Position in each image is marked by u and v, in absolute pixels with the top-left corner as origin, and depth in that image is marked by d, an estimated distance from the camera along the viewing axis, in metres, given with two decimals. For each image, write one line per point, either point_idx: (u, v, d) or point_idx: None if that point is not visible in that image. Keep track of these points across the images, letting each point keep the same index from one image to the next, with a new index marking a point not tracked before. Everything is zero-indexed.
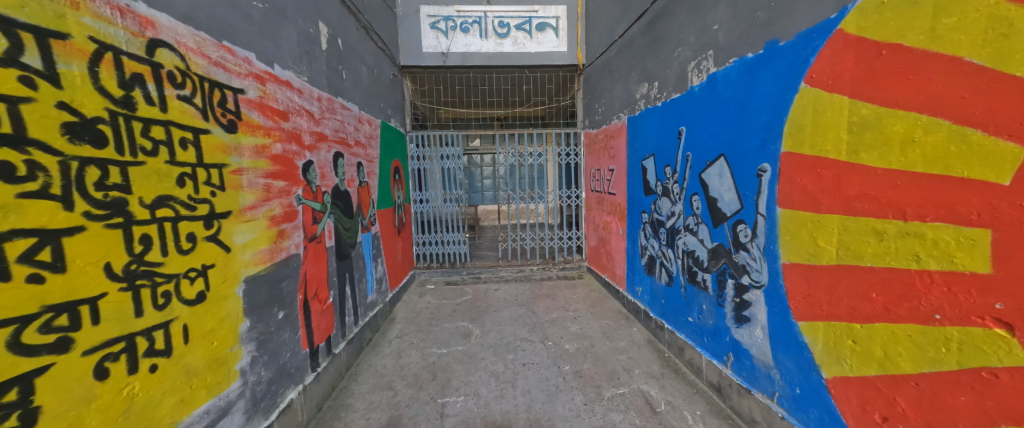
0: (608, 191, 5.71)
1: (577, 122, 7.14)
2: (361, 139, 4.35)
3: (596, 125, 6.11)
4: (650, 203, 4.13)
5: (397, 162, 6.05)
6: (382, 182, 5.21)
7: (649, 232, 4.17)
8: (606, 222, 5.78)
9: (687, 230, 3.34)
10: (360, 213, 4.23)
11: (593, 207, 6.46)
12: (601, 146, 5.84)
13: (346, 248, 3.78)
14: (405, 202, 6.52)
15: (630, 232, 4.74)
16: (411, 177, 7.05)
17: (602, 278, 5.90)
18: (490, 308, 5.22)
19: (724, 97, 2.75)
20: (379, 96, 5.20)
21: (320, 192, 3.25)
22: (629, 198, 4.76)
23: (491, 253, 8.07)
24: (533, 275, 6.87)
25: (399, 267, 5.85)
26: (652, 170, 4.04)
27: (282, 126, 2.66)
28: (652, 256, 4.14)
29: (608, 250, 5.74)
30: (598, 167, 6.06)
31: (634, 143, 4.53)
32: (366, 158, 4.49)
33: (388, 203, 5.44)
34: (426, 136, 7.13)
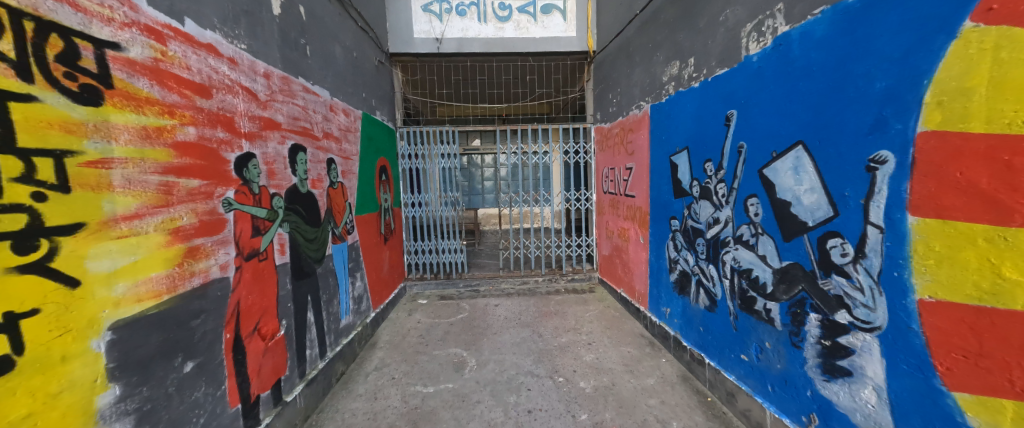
0: (624, 193, 4.96)
1: (587, 117, 6.40)
2: (333, 131, 3.64)
3: (610, 119, 5.38)
4: (682, 207, 3.38)
5: (383, 161, 5.33)
6: (364, 184, 4.49)
7: (680, 242, 3.43)
8: (622, 229, 5.05)
9: (740, 243, 2.59)
10: (330, 221, 3.51)
11: (606, 211, 5.70)
12: (617, 142, 5.10)
13: (308, 265, 3.05)
14: (394, 206, 5.79)
15: (655, 241, 3.99)
16: (401, 178, 6.33)
17: (618, 293, 5.14)
18: (489, 329, 4.47)
19: (802, 63, 2.05)
20: (360, 84, 4.49)
21: (267, 195, 2.52)
22: (653, 201, 4.01)
23: (492, 262, 7.31)
24: (538, 288, 6.11)
25: (385, 281, 5.12)
26: (685, 168, 3.31)
27: (196, 103, 1.94)
28: (685, 273, 3.40)
29: (625, 260, 4.99)
30: (612, 166, 5.31)
31: (659, 136, 3.80)
32: (339, 155, 3.76)
33: (371, 208, 4.71)
34: (419, 132, 6.41)
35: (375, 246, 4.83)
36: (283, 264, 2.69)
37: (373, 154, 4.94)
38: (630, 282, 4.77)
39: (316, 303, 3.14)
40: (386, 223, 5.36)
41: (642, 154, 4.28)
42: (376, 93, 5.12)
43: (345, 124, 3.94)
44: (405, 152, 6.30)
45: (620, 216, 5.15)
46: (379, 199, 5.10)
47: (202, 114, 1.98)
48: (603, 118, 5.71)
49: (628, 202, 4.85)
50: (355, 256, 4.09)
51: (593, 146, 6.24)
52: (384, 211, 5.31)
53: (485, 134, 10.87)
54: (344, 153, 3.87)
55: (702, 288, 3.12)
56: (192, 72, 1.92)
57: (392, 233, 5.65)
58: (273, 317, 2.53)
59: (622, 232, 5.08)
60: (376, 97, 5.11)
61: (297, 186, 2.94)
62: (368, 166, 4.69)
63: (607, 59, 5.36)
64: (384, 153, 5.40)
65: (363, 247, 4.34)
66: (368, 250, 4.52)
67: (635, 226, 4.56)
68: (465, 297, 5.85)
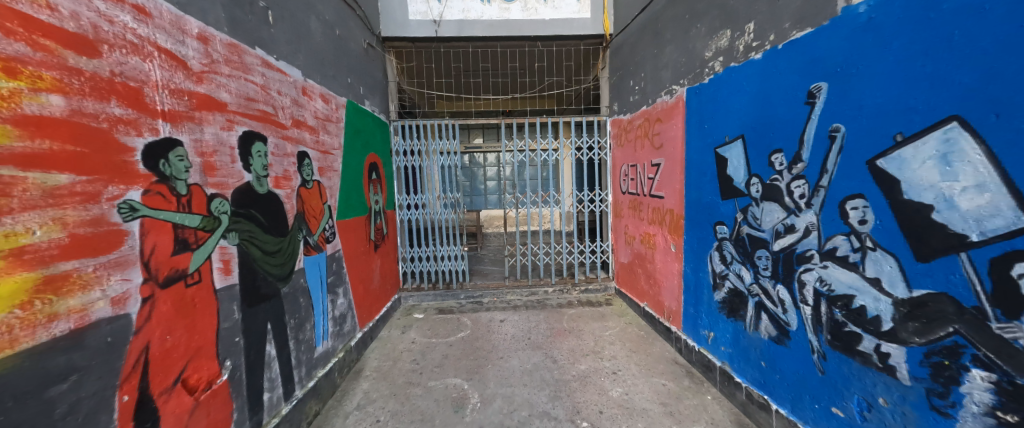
0: (648, 193, 4.31)
1: (602, 109, 5.76)
2: (307, 118, 3.02)
3: (631, 109, 4.73)
4: (734, 211, 2.74)
5: (373, 157, 4.70)
6: (349, 183, 3.86)
7: (732, 254, 2.80)
8: (646, 234, 4.41)
9: (831, 259, 1.95)
10: (301, 228, 2.86)
11: (625, 214, 5.06)
12: (640, 136, 4.45)
13: (269, 285, 2.41)
14: (386, 209, 5.16)
15: (693, 250, 3.35)
16: (396, 177, 5.70)
17: (641, 308, 4.50)
18: (494, 353, 3.84)
19: (955, 10, 1.49)
20: (345, 67, 3.86)
21: (203, 198, 1.89)
22: (690, 203, 3.37)
23: (496, 269, 6.68)
24: (547, 300, 5.47)
25: (375, 294, 4.48)
26: (736, 162, 2.69)
27: (68, 62, 1.36)
28: (736, 292, 2.76)
29: (649, 271, 4.35)
30: (634, 163, 4.67)
31: (696, 126, 3.20)
32: (314, 149, 3.13)
33: (358, 211, 4.08)
34: (415, 126, 5.78)
35: (364, 253, 4.18)
36: (229, 287, 2.06)
37: (361, 148, 4.30)
38: (657, 296, 4.12)
39: (280, 331, 2.51)
40: (377, 228, 4.71)
41: (674, 148, 3.63)
42: (365, 80, 4.50)
43: (324, 112, 3.33)
44: (399, 148, 5.65)
45: (643, 220, 4.51)
46: (369, 201, 4.47)
47: (80, 78, 1.38)
48: (622, 109, 5.07)
49: (653, 204, 4.20)
50: (336, 269, 3.45)
51: (608, 141, 5.60)
52: (374, 214, 4.66)
53: (487, 131, 10.23)
54: (321, 146, 3.25)
55: (763, 312, 2.49)
56: (59, 15, 1.34)
57: (384, 239, 5.01)
58: (213, 359, 1.92)
59: (646, 238, 4.44)
60: (364, 84, 4.48)
61: (252, 185, 2.30)
62: (354, 163, 4.06)
63: (627, 42, 4.72)
64: (374, 149, 4.76)
65: (347, 258, 3.70)
66: (353, 259, 3.87)
67: (665, 231, 3.91)
68: (466, 310, 5.22)
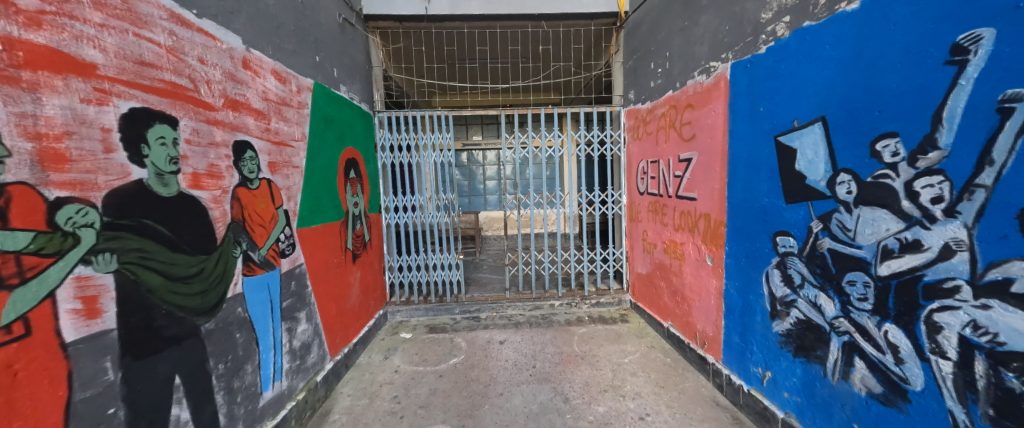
0: (674, 195, 3.64)
1: (615, 98, 5.09)
2: (251, 100, 2.36)
3: (652, 96, 4.06)
4: (808, 218, 2.07)
5: (352, 152, 4.03)
6: (317, 183, 3.19)
7: (801, 273, 2.13)
8: (671, 243, 3.75)
9: (998, 296, 1.35)
10: (239, 241, 2.19)
11: (644, 218, 4.40)
12: (664, 127, 3.78)
13: (181, 323, 1.76)
14: (369, 212, 4.48)
15: (739, 266, 2.68)
16: (382, 176, 5.04)
17: (666, 328, 3.84)
18: (491, 388, 3.18)
19: None
20: (311, 42, 3.20)
21: (39, 207, 1.28)
22: (735, 207, 2.70)
23: (496, 278, 6.02)
24: (553, 315, 4.82)
25: (353, 313, 3.82)
26: (809, 154, 2.03)
27: None
28: (809, 324, 2.10)
29: (675, 287, 3.68)
30: (656, 159, 4.00)
31: (744, 109, 2.54)
32: (262, 139, 2.46)
33: (330, 217, 3.41)
34: (403, 117, 5.12)
35: (337, 267, 3.51)
36: (100, 336, 1.44)
37: (334, 142, 3.63)
38: (687, 318, 3.45)
39: (199, 383, 1.86)
40: (356, 236, 4.05)
41: (713, 139, 2.95)
42: (340, 62, 3.83)
43: (280, 94, 2.69)
44: (385, 143, 4.98)
45: (666, 226, 3.84)
46: (345, 204, 3.80)
47: None
48: (640, 97, 4.39)
49: (680, 207, 3.53)
50: (295, 289, 2.77)
51: (623, 135, 4.93)
52: (353, 219, 3.99)
53: (486, 127, 9.55)
54: (274, 136, 2.58)
55: (858, 356, 1.82)
56: None
57: (367, 247, 4.35)
58: None
59: (670, 246, 3.77)
60: (340, 66, 3.82)
61: (149, 186, 1.64)
62: (325, 159, 3.38)
63: (647, 17, 4.04)
64: (354, 143, 4.10)
65: (312, 273, 3.02)
66: (322, 275, 3.20)
67: (697, 241, 3.24)
68: (461, 328, 4.55)
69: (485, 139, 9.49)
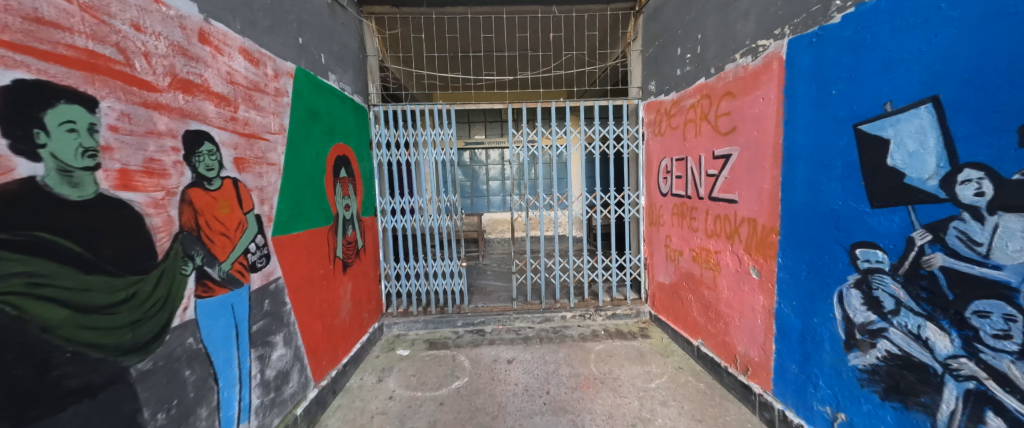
0: (705, 196, 3.21)
1: (632, 91, 4.65)
2: (211, 81, 1.94)
3: (678, 87, 3.63)
4: (908, 226, 1.64)
5: (343, 147, 3.61)
6: (298, 183, 2.76)
7: (895, 296, 1.72)
8: (701, 251, 3.31)
9: None
10: (193, 255, 1.77)
11: (667, 222, 3.96)
12: (694, 120, 3.35)
13: (91, 370, 1.34)
14: (362, 216, 4.06)
15: (799, 282, 2.24)
16: (377, 176, 4.61)
17: (696, 347, 3.40)
18: (498, 421, 2.75)
19: None
20: (293, 20, 2.78)
21: None
22: (793, 211, 2.27)
23: (501, 286, 5.59)
24: (565, 328, 4.39)
25: (344, 330, 3.40)
26: (912, 145, 1.63)
27: None
28: (906, 362, 1.69)
29: (706, 301, 3.25)
30: (683, 156, 3.56)
31: (808, 92, 2.11)
32: (226, 129, 2.04)
33: (315, 223, 2.98)
34: (400, 111, 4.69)
35: (324, 280, 3.09)
36: None
37: (321, 137, 3.19)
38: (723, 337, 3.02)
39: None
40: (347, 242, 3.62)
41: (760, 132, 2.51)
42: (329, 47, 3.41)
43: (251, 77, 2.27)
44: (381, 140, 4.55)
45: (696, 232, 3.41)
46: (334, 207, 3.37)
47: None
48: (663, 88, 3.96)
49: (714, 211, 3.09)
50: (271, 308, 2.35)
51: (641, 130, 4.49)
52: (343, 224, 3.57)
53: (489, 125, 9.14)
54: (242, 126, 2.16)
55: (992, 412, 1.45)
56: None
57: (360, 255, 3.93)
58: None
59: (700, 255, 3.34)
60: (328, 52, 3.40)
61: (47, 187, 1.25)
62: (309, 156, 2.95)
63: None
64: (344, 138, 3.67)
65: (292, 289, 2.60)
66: (305, 290, 2.77)
67: (737, 250, 2.81)
68: (464, 344, 4.12)
69: (489, 138, 9.07)
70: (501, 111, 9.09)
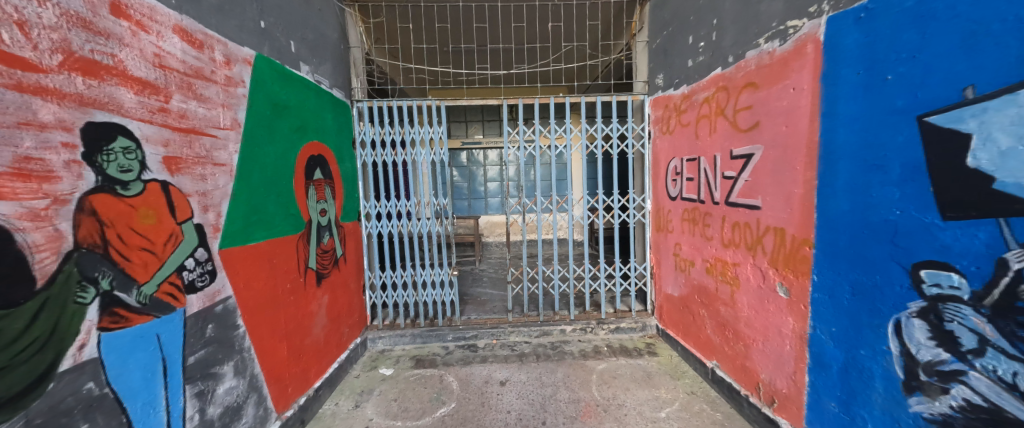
0: (720, 202, 2.86)
1: (637, 85, 4.29)
2: (129, 64, 1.60)
3: (689, 79, 3.27)
4: (1000, 244, 1.31)
5: (317, 145, 3.25)
6: (256, 187, 2.41)
7: (977, 331, 1.39)
8: (716, 262, 2.95)
9: None
10: (96, 278, 1.43)
11: (676, 229, 3.60)
12: (708, 116, 2.99)
13: None
14: (343, 222, 3.72)
15: (839, 305, 1.88)
16: (361, 177, 4.26)
17: (711, 370, 3.04)
18: None
19: None
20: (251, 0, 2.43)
21: None
22: (833, 220, 1.91)
23: (496, 295, 5.24)
24: (564, 343, 4.03)
25: (316, 349, 3.05)
26: (1005, 141, 1.30)
27: None
28: (994, 416, 1.36)
29: (722, 319, 2.89)
30: (695, 155, 3.20)
31: (854, 78, 1.76)
32: (151, 123, 1.70)
33: (280, 231, 2.63)
34: (386, 108, 4.34)
35: (291, 295, 2.74)
36: None
37: (290, 134, 2.84)
38: (743, 361, 2.66)
39: None
40: (323, 251, 3.27)
41: (789, 127, 2.15)
42: (300, 34, 3.06)
43: (190, 62, 1.92)
44: (365, 138, 4.21)
45: (709, 241, 3.05)
46: (306, 212, 3.02)
47: None
48: (672, 82, 3.60)
49: (732, 218, 2.73)
50: (215, 333, 2.01)
51: (647, 128, 4.13)
52: (318, 231, 3.21)
53: (487, 124, 8.80)
54: (174, 119, 1.82)
55: None
56: None
57: (340, 264, 3.58)
58: None
59: (714, 266, 2.99)
60: (300, 40, 3.05)
61: None
62: (273, 155, 2.60)
63: None
64: (320, 136, 3.33)
65: (246, 308, 2.25)
66: (265, 310, 2.42)
67: (760, 264, 2.46)
68: (453, 361, 3.76)
69: (486, 137, 8.74)
70: (499, 110, 8.75)
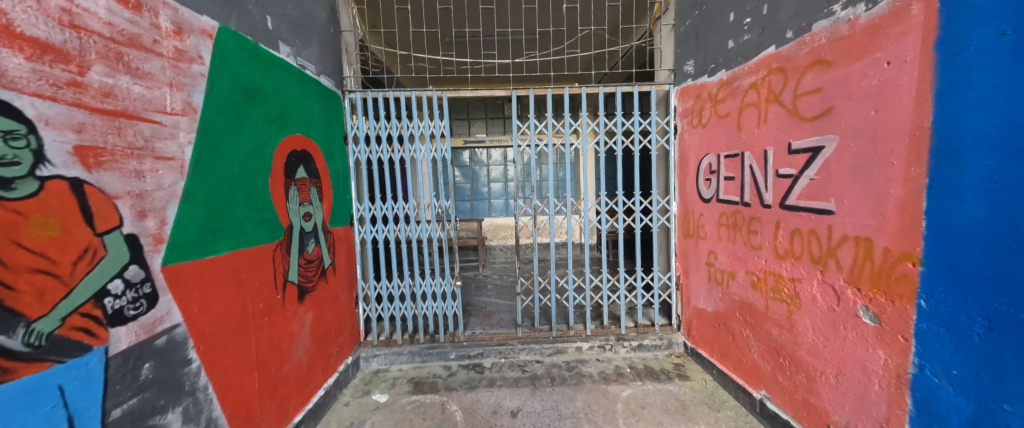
0: (772, 205, 2.42)
1: (661, 75, 3.84)
2: (17, 19, 1.20)
3: (729, 63, 2.84)
4: None
5: (301, 138, 2.81)
6: (218, 187, 1.97)
7: None
8: (766, 275, 2.51)
9: None
10: None
11: (710, 235, 3.16)
12: (755, 104, 2.55)
13: None
14: (332, 227, 3.29)
15: (965, 341, 1.49)
16: (353, 178, 3.81)
17: (759, 401, 2.60)
18: None
19: None
20: None
21: None
22: (953, 231, 1.49)
23: (503, 306, 4.80)
24: (581, 363, 3.59)
25: (299, 377, 2.62)
26: None
27: None
28: None
29: (775, 344, 2.45)
30: (737, 151, 2.77)
31: (996, 40, 1.37)
32: (55, 100, 1.29)
33: (251, 240, 2.20)
34: (382, 100, 3.89)
35: (266, 316, 2.31)
36: None
37: (266, 125, 2.41)
38: (806, 396, 2.22)
39: None
40: (307, 261, 2.84)
41: (880, 112, 1.72)
42: (279, 10, 2.64)
43: (119, 25, 1.50)
44: (359, 134, 3.78)
45: (756, 250, 2.61)
46: (285, 217, 2.58)
47: None
48: (705, 67, 3.16)
49: (790, 224, 2.29)
50: (158, 375, 1.59)
51: (673, 122, 3.70)
52: (301, 239, 2.77)
53: (491, 122, 8.41)
54: (94, 98, 1.40)
55: None
56: None
57: (327, 275, 3.15)
58: None
59: (763, 281, 2.55)
60: (278, 16, 2.62)
61: None
62: (243, 149, 2.17)
63: None
64: (304, 129, 2.89)
65: (203, 338, 1.82)
66: (228, 337, 1.99)
67: (832, 281, 2.02)
68: (456, 385, 3.31)
69: (490, 136, 8.32)
70: (504, 107, 8.33)
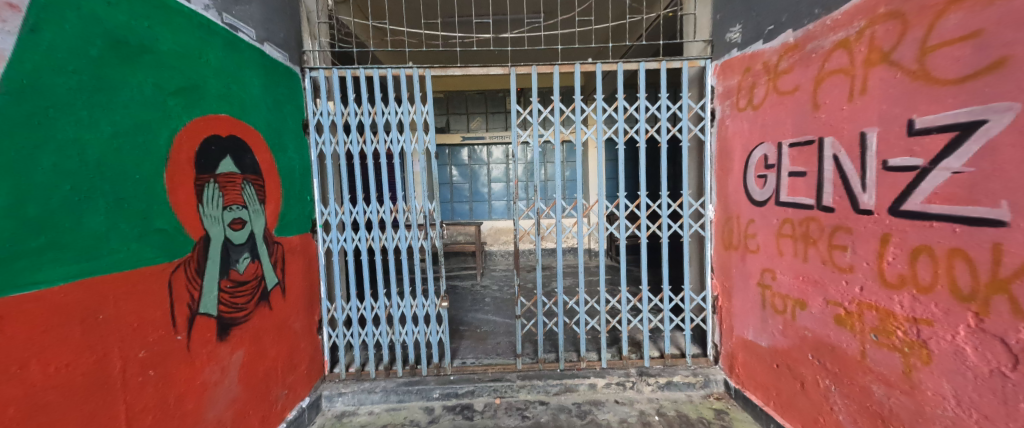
0: (876, 211, 1.71)
1: (696, 49, 3.11)
2: None
3: (798, 21, 2.14)
4: None
5: (227, 120, 2.13)
6: (48, 182, 1.30)
7: None
8: (861, 309, 1.81)
9: None
10: None
11: (766, 249, 2.45)
12: (846, 70, 1.85)
13: None
14: (282, 236, 2.60)
15: None
16: (315, 174, 3.11)
17: None
18: None
19: None
20: None
21: None
22: None
23: (500, 328, 4.10)
24: (596, 406, 2.87)
25: None
26: None
27: None
28: None
29: (881, 408, 1.74)
30: (811, 136, 2.06)
31: None
32: None
33: (122, 260, 1.52)
34: (352, 79, 3.18)
35: (151, 369, 1.62)
36: None
37: (162, 96, 1.73)
38: None
39: None
40: (236, 285, 2.14)
41: None
42: None
43: None
44: (323, 121, 3.08)
45: (843, 273, 1.90)
46: (197, 226, 1.89)
47: None
48: (759, 31, 2.46)
49: (910, 238, 1.58)
50: None
51: (711, 106, 2.99)
52: (225, 255, 2.08)
53: (491, 117, 7.75)
54: None
55: None
56: None
57: (272, 299, 2.46)
58: None
59: (856, 317, 1.83)
60: None
61: None
62: (106, 128, 1.48)
63: None
64: (234, 109, 2.20)
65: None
66: (60, 412, 1.31)
67: (999, 331, 1.35)
68: None
69: (490, 132, 7.65)
70: (506, 101, 7.66)
